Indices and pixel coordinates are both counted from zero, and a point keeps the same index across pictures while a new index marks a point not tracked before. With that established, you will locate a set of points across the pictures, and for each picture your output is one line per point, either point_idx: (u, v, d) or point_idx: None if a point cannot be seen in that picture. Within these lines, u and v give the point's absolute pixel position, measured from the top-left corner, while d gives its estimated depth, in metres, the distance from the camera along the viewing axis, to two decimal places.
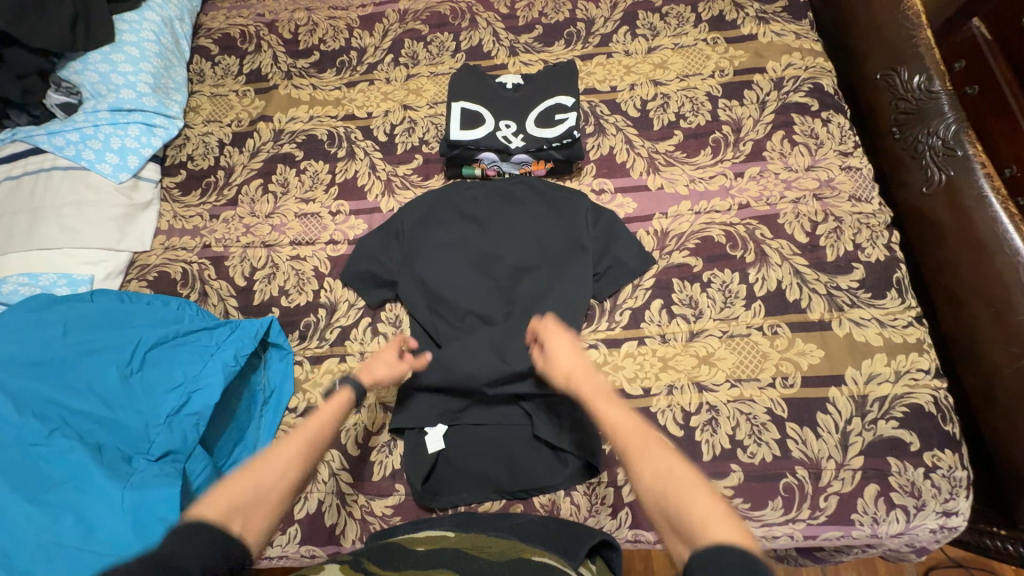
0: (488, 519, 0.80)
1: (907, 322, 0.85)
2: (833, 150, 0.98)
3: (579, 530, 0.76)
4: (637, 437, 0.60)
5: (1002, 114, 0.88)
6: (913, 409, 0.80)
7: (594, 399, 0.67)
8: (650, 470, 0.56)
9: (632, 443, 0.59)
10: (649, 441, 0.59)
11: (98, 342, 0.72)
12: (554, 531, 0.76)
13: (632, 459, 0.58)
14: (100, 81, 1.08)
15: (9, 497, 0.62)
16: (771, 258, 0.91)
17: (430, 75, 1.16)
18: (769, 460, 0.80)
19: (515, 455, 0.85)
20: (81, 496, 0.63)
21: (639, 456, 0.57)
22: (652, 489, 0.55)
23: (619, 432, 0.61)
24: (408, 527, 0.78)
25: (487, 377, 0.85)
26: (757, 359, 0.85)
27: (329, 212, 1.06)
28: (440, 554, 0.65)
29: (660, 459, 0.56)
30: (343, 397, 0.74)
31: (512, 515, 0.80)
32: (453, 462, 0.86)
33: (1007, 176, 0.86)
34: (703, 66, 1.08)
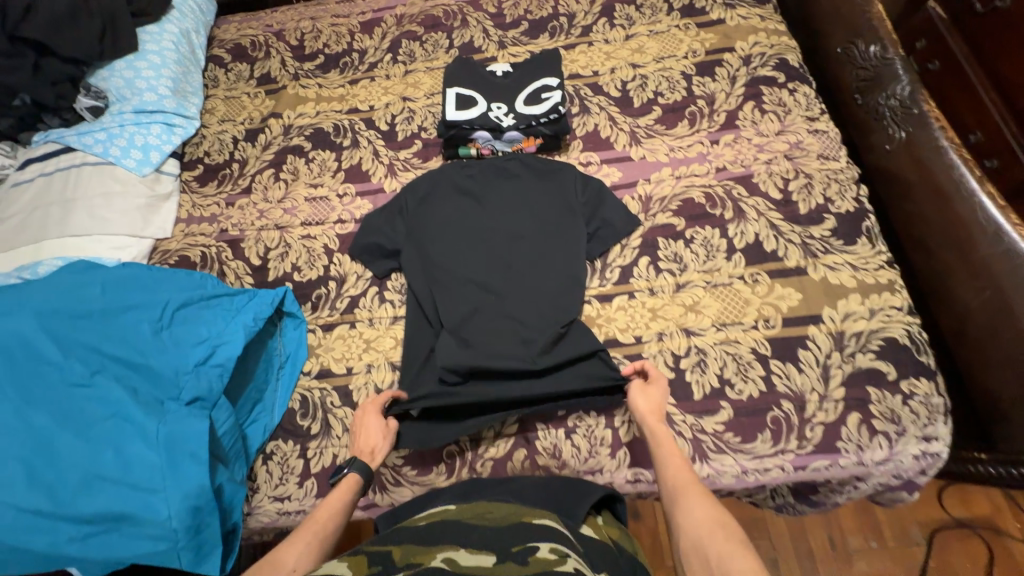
0: (489, 484, 0.82)
1: (878, 265, 0.91)
2: (800, 117, 1.06)
3: (577, 486, 0.79)
4: (693, 484, 0.69)
5: (964, 87, 0.96)
6: (888, 342, 0.86)
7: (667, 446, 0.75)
8: (702, 510, 0.64)
9: (688, 486, 0.68)
10: (701, 490, 0.67)
11: (132, 299, 0.78)
12: (553, 489, 0.79)
13: (686, 498, 0.67)
14: (125, 85, 1.17)
15: (58, 430, 0.70)
16: (749, 214, 0.98)
17: (427, 69, 1.26)
18: (757, 396, 0.85)
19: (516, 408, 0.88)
20: (124, 435, 0.71)
21: (693, 499, 0.67)
22: (697, 528, 0.63)
23: (679, 475, 0.71)
24: (415, 508, 0.80)
25: (493, 344, 0.91)
26: (740, 305, 0.91)
27: (337, 194, 1.14)
28: (446, 531, 0.63)
29: (708, 505, 0.65)
30: (351, 480, 0.78)
31: (511, 479, 0.83)
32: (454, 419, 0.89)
33: (973, 142, 0.93)
34: (676, 49, 1.17)
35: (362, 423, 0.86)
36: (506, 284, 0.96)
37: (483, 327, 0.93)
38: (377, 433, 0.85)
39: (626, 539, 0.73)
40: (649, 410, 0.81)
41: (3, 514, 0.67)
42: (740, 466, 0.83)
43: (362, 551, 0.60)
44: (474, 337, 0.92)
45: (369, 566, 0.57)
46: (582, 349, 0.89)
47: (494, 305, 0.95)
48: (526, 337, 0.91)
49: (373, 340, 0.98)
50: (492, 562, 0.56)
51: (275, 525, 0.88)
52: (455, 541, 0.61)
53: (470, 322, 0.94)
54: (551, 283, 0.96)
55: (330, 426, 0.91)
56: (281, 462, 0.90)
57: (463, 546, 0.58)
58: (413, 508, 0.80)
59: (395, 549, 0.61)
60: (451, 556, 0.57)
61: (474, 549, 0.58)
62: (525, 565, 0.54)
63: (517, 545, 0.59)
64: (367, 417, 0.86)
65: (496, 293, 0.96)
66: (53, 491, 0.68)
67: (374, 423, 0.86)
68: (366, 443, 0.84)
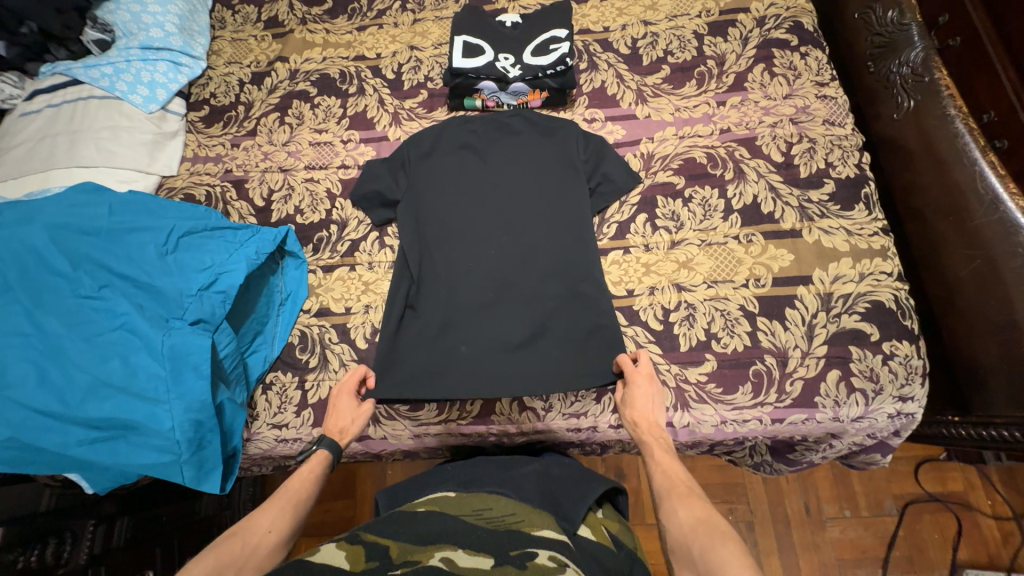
0: (496, 468, 0.83)
1: (873, 232, 0.92)
2: (810, 81, 1.04)
3: (582, 479, 0.81)
4: (680, 486, 0.70)
5: (979, 59, 0.90)
6: (874, 305, 0.87)
7: (656, 453, 0.75)
8: (687, 511, 0.66)
9: (674, 488, 0.69)
10: (688, 492, 0.68)
11: (139, 223, 0.80)
12: (556, 482, 0.81)
13: (670, 500, 0.68)
14: (131, 20, 1.17)
15: (68, 336, 0.73)
16: (749, 175, 0.98)
17: (435, 19, 1.24)
18: (741, 350, 0.87)
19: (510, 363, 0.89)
20: (130, 347, 0.74)
21: (678, 500, 0.68)
22: (682, 526, 0.65)
23: (666, 478, 0.71)
24: (417, 491, 0.81)
25: (486, 299, 0.92)
26: (732, 264, 0.92)
27: (341, 140, 1.14)
28: (438, 527, 0.64)
29: (693, 503, 0.67)
30: (320, 456, 0.79)
31: (514, 467, 0.84)
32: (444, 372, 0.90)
33: (984, 121, 0.88)
34: (691, 7, 1.15)
35: (334, 402, 0.85)
36: (507, 241, 0.96)
37: (481, 283, 0.94)
38: (349, 416, 0.85)
39: (625, 532, 0.76)
40: (638, 417, 0.81)
41: (16, 412, 0.71)
42: (720, 416, 0.86)
43: (362, 541, 0.61)
44: (469, 293, 0.93)
45: (367, 561, 0.57)
46: (582, 311, 0.91)
47: (492, 263, 0.95)
48: (521, 294, 0.92)
49: (372, 282, 1.00)
50: (490, 565, 0.57)
51: (275, 451, 0.92)
52: (453, 539, 0.62)
53: (467, 277, 0.94)
54: (553, 240, 0.96)
55: (328, 360, 0.95)
56: (280, 392, 0.94)
57: (463, 546, 0.59)
58: (413, 490, 0.81)
59: (393, 546, 0.60)
60: (449, 555, 0.58)
61: (472, 550, 0.59)
62: (523, 571, 0.56)
63: (516, 549, 0.60)
64: (340, 400, 0.85)
65: (494, 250, 0.96)
66: (64, 393, 0.72)
67: (344, 404, 0.86)
68: (337, 422, 0.84)
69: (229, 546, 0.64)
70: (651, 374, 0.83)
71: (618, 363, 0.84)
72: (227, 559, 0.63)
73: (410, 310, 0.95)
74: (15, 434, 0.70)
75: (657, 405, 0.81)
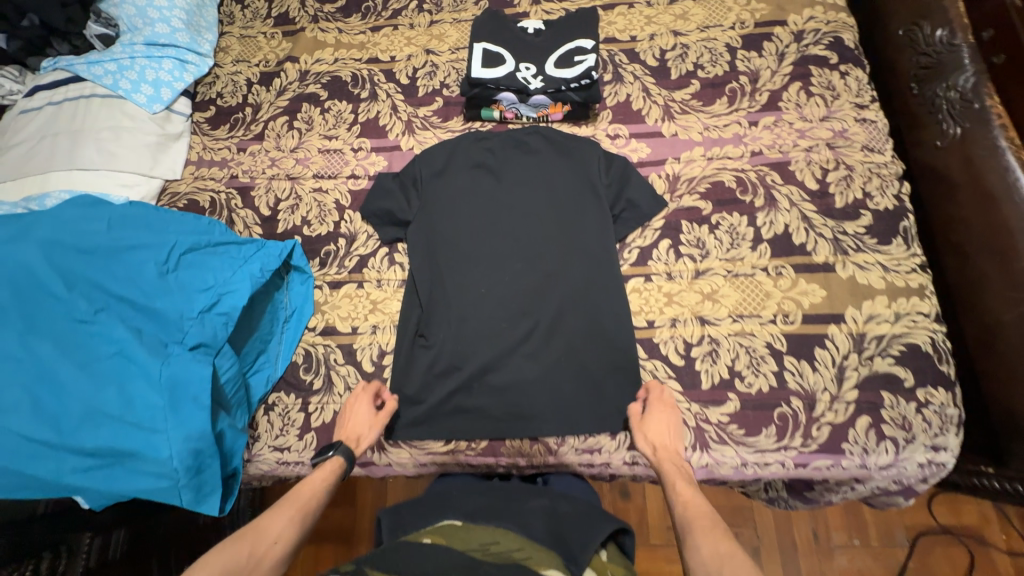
0: (503, 501, 0.80)
1: (910, 268, 0.87)
2: (849, 102, 0.99)
3: (592, 516, 0.76)
4: (702, 520, 0.65)
5: None
6: (909, 348, 0.83)
7: (675, 479, 0.72)
8: (709, 547, 0.62)
9: (698, 521, 0.65)
10: (713, 527, 0.64)
11: (138, 239, 0.76)
12: (565, 520, 0.76)
13: (693, 535, 0.64)
14: (136, 14, 1.12)
15: (60, 362, 0.70)
16: (780, 203, 0.93)
17: (453, 21, 1.18)
18: (766, 391, 0.83)
19: (525, 400, 0.86)
20: (127, 374, 0.70)
21: (703, 535, 0.63)
22: (707, 567, 0.60)
23: (688, 510, 0.67)
24: (420, 518, 0.77)
25: (499, 332, 0.90)
26: (760, 297, 0.88)
27: (352, 148, 1.09)
28: (445, 559, 0.62)
29: (718, 539, 0.62)
30: (336, 462, 0.78)
31: (522, 499, 0.80)
32: (459, 406, 0.87)
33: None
34: (724, 17, 1.08)
35: (352, 407, 0.84)
36: (522, 268, 0.93)
37: (495, 312, 0.91)
38: (365, 424, 0.83)
39: None
40: (654, 445, 0.78)
41: (7, 440, 0.68)
42: (740, 459, 0.82)
43: None
44: (483, 324, 0.90)
45: None
46: (599, 346, 0.88)
47: (507, 289, 0.92)
48: (536, 325, 0.89)
49: (380, 301, 0.96)
50: None
51: (275, 473, 0.89)
52: None
53: (481, 307, 0.91)
54: (571, 269, 0.92)
55: (333, 383, 0.92)
56: (283, 413, 0.90)
57: None
58: (417, 518, 0.77)
59: None
60: None
61: None
62: None
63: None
64: (357, 405, 0.84)
65: (509, 276, 0.93)
66: (58, 421, 0.68)
67: (362, 410, 0.84)
68: (352, 430, 0.83)
69: (238, 547, 0.62)
70: (666, 404, 0.81)
71: (646, 387, 0.84)
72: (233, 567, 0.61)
73: (420, 339, 0.92)
74: (6, 463, 0.67)
75: (675, 433, 0.79)
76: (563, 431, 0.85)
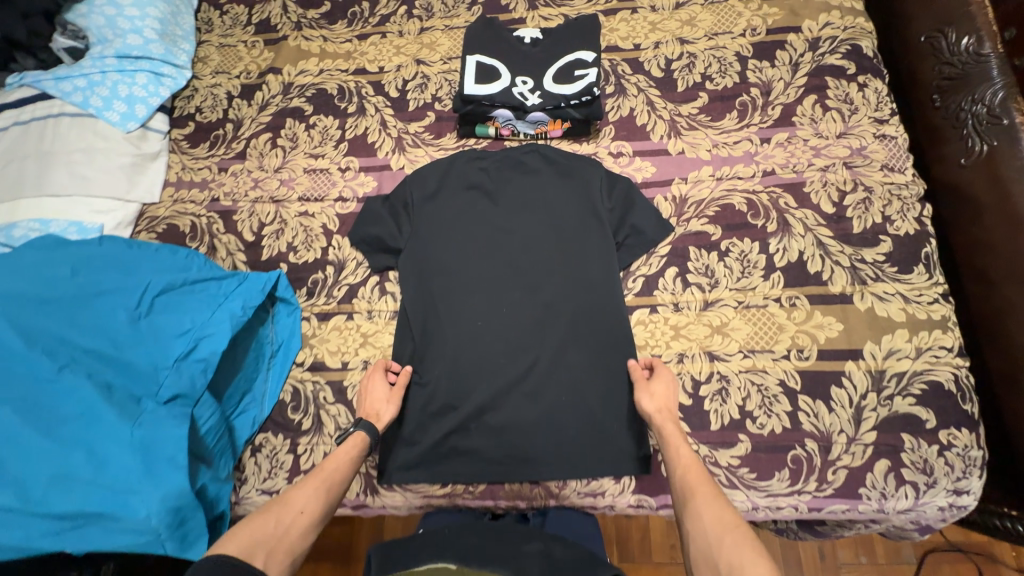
0: (498, 540, 0.74)
1: (933, 299, 0.82)
2: (868, 117, 0.92)
3: (589, 564, 0.69)
4: (703, 484, 0.64)
5: None
6: (931, 386, 0.78)
7: (675, 440, 0.71)
8: (711, 513, 0.61)
9: (698, 486, 0.64)
10: (714, 493, 0.63)
11: (108, 284, 0.72)
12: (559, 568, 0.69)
13: (693, 498, 0.63)
14: (106, 24, 1.05)
15: (22, 426, 0.64)
16: (795, 228, 0.87)
17: (445, 28, 1.10)
18: (779, 432, 0.79)
19: (525, 440, 0.82)
20: (94, 435, 0.65)
21: (704, 500, 0.63)
22: (706, 533, 0.59)
23: (687, 474, 0.66)
24: (412, 557, 0.71)
25: (497, 367, 0.85)
26: (773, 331, 0.83)
27: (339, 168, 1.03)
28: None
29: (717, 505, 0.61)
30: (358, 438, 0.76)
31: (518, 540, 0.74)
32: (457, 448, 0.83)
33: None
34: (734, 24, 1.01)
35: (366, 386, 0.84)
36: (521, 299, 0.88)
37: (493, 347, 0.86)
38: (382, 400, 0.82)
39: None
40: (659, 406, 0.76)
41: None
42: (751, 503, 0.77)
43: None
44: (479, 360, 0.85)
45: None
46: (602, 384, 0.83)
47: (506, 322, 0.87)
48: (536, 359, 0.84)
49: (371, 335, 0.91)
50: None
51: None
52: None
53: (477, 341, 0.86)
54: (572, 300, 0.87)
55: (323, 423, 0.86)
56: (271, 455, 0.85)
57: None
58: (408, 557, 0.71)
59: None
60: None
61: None
62: None
63: None
64: (372, 382, 0.83)
65: (507, 308, 0.88)
66: (23, 489, 0.63)
67: (378, 389, 0.83)
68: (370, 406, 0.82)
69: (262, 520, 0.63)
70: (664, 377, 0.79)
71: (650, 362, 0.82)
72: (260, 537, 0.60)
73: (413, 376, 0.87)
74: None
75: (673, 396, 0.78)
76: (564, 475, 0.81)
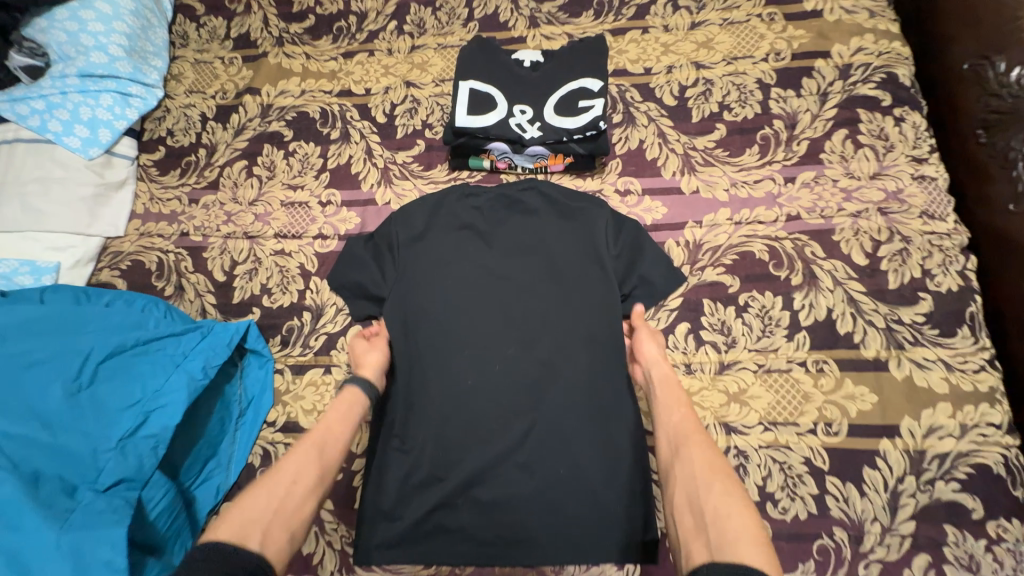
0: None
1: (978, 366, 0.72)
2: (905, 155, 0.83)
3: None
4: (696, 433, 0.65)
5: None
6: (977, 470, 0.69)
7: (670, 394, 0.71)
8: (701, 458, 0.62)
9: (692, 433, 0.65)
10: (705, 440, 0.64)
11: (43, 353, 0.64)
12: None
13: (687, 445, 0.64)
14: (68, 41, 0.96)
15: None
16: (822, 282, 0.78)
17: (438, 47, 1.01)
18: (804, 518, 0.69)
19: (519, 518, 0.72)
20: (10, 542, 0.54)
21: (695, 446, 0.64)
22: (695, 476, 0.60)
23: (683, 423, 0.67)
24: None
25: (487, 433, 0.75)
26: (797, 400, 0.74)
27: (319, 202, 0.95)
28: None
29: (708, 452, 0.62)
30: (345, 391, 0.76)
31: None
32: (443, 524, 0.74)
33: None
34: (755, 47, 0.92)
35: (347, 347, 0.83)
36: (515, 355, 0.78)
37: (483, 411, 0.76)
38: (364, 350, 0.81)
39: None
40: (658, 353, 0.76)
41: None
42: None
43: None
44: (468, 426, 0.75)
45: None
46: (605, 457, 0.74)
47: (498, 381, 0.77)
48: (531, 426, 0.75)
49: None
50: None
51: None
52: None
53: (466, 404, 0.76)
54: (573, 359, 0.77)
55: None
56: None
57: None
58: None
59: None
60: None
61: None
62: None
63: None
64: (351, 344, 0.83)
65: (500, 365, 0.78)
66: None
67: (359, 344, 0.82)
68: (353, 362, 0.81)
69: None
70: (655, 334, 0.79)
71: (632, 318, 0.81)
72: None
73: (394, 442, 0.77)
74: None
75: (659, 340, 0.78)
76: (562, 559, 0.72)
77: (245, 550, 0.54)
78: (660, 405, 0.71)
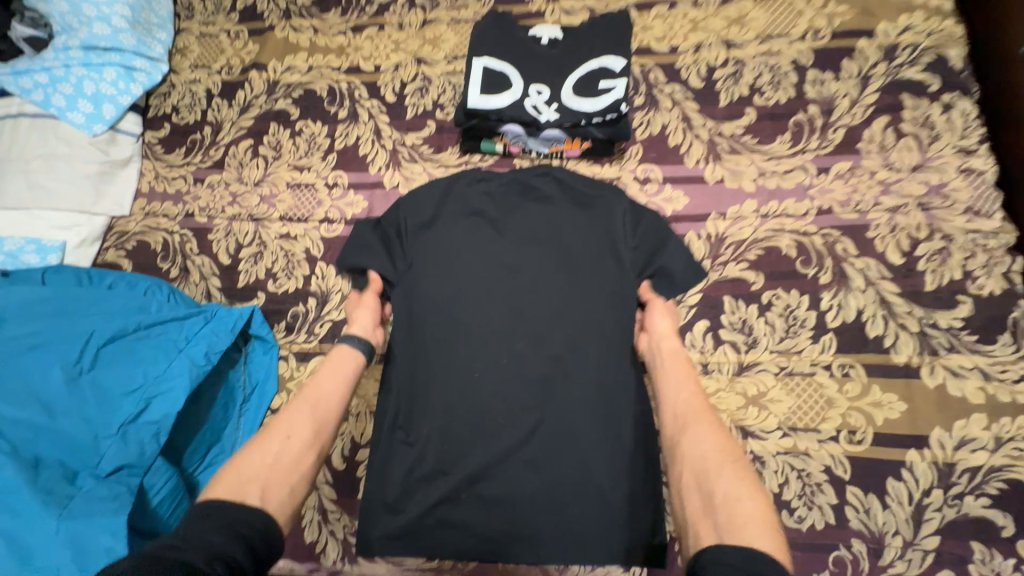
0: None
1: (1019, 376, 0.68)
2: (952, 146, 0.77)
3: None
4: (705, 413, 0.63)
5: None
6: (1010, 486, 0.65)
7: (678, 374, 0.68)
8: (710, 441, 0.60)
9: (701, 413, 0.63)
10: (715, 421, 0.62)
11: (43, 338, 0.64)
12: None
13: (694, 425, 0.62)
14: (70, 11, 0.93)
15: None
16: (853, 281, 0.74)
17: (451, 21, 0.96)
18: (820, 528, 0.67)
19: (523, 514, 0.71)
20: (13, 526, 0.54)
21: (704, 427, 0.61)
22: (704, 459, 0.58)
23: (691, 403, 0.64)
24: None
25: (493, 428, 0.73)
26: (819, 406, 0.70)
27: (325, 184, 0.92)
28: None
29: (717, 435, 0.60)
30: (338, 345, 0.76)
31: None
32: (445, 518, 0.72)
33: None
34: (792, 25, 0.85)
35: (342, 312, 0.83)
36: (525, 349, 0.75)
37: (490, 405, 0.73)
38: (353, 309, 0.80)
39: None
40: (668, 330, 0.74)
41: None
42: None
43: None
44: (474, 420, 0.73)
45: None
46: (613, 456, 0.71)
47: (506, 376, 0.74)
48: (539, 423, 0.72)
49: None
50: None
51: None
52: None
53: (472, 398, 0.74)
54: (584, 355, 0.74)
55: None
56: None
57: None
58: None
59: None
60: None
61: None
62: None
63: None
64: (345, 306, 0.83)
65: (508, 359, 0.75)
66: None
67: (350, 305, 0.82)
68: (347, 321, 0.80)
69: None
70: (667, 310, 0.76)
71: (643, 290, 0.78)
72: None
73: (399, 433, 0.76)
74: None
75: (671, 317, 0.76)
76: (566, 559, 0.70)
77: (247, 507, 0.54)
78: (669, 385, 0.68)
